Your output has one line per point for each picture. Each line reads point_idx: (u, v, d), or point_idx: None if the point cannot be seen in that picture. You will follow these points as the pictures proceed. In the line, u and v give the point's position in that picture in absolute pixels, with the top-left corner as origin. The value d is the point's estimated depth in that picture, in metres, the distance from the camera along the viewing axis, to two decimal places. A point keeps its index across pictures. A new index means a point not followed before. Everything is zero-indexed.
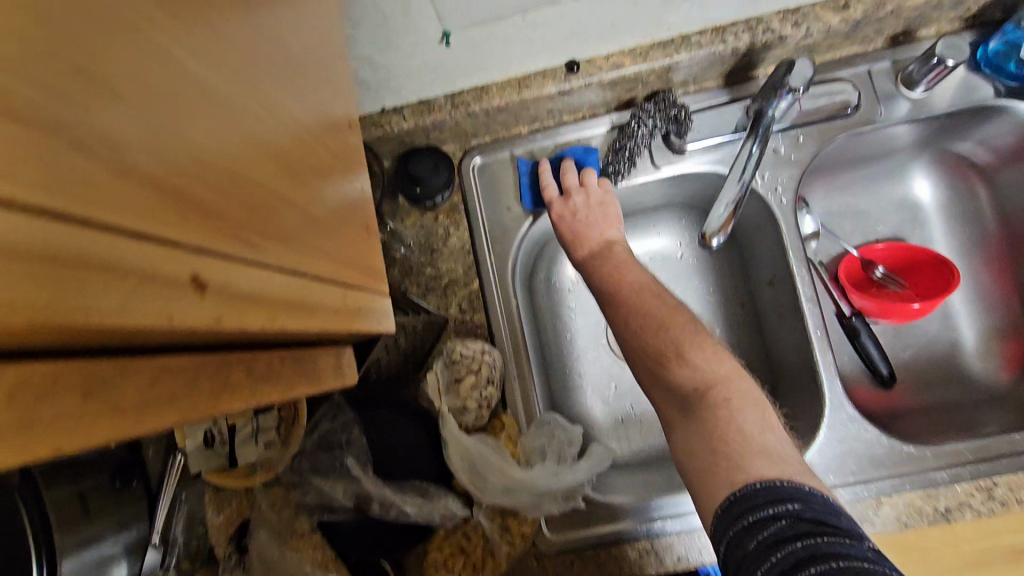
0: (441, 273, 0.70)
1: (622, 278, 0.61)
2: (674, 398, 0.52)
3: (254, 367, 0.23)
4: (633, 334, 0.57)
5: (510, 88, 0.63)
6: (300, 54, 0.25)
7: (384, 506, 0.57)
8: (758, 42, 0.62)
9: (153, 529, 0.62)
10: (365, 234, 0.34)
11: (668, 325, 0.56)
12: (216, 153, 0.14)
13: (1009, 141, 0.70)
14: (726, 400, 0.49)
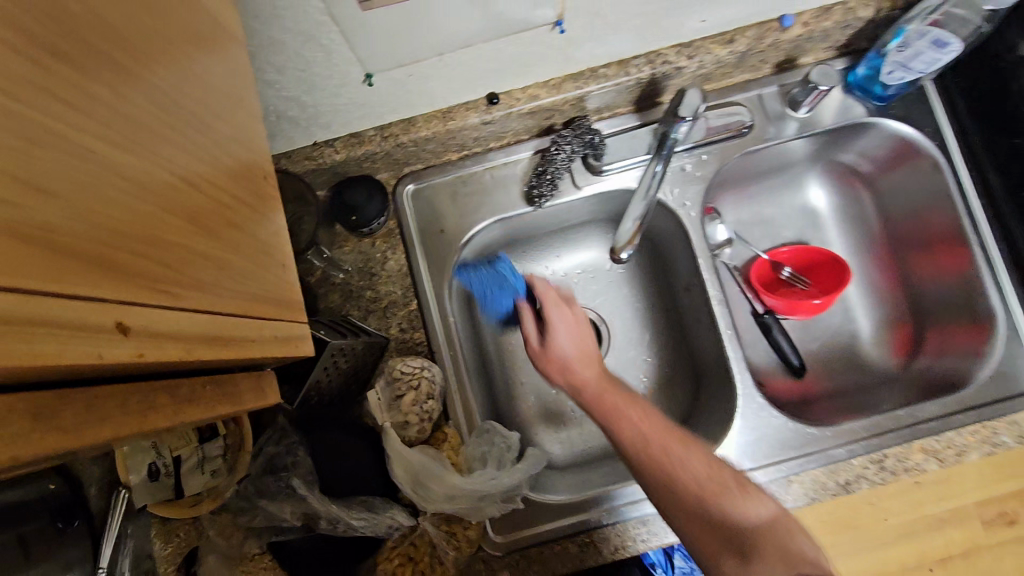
0: (380, 295, 0.73)
1: (637, 407, 0.61)
2: (714, 520, 0.53)
3: (179, 392, 0.27)
4: (680, 474, 0.55)
5: (436, 120, 0.67)
6: (193, 113, 0.29)
7: (331, 522, 0.60)
8: (658, 72, 0.68)
9: (99, 568, 0.60)
10: (278, 268, 0.37)
11: (700, 458, 0.57)
12: (75, 237, 0.18)
13: (883, 151, 0.80)
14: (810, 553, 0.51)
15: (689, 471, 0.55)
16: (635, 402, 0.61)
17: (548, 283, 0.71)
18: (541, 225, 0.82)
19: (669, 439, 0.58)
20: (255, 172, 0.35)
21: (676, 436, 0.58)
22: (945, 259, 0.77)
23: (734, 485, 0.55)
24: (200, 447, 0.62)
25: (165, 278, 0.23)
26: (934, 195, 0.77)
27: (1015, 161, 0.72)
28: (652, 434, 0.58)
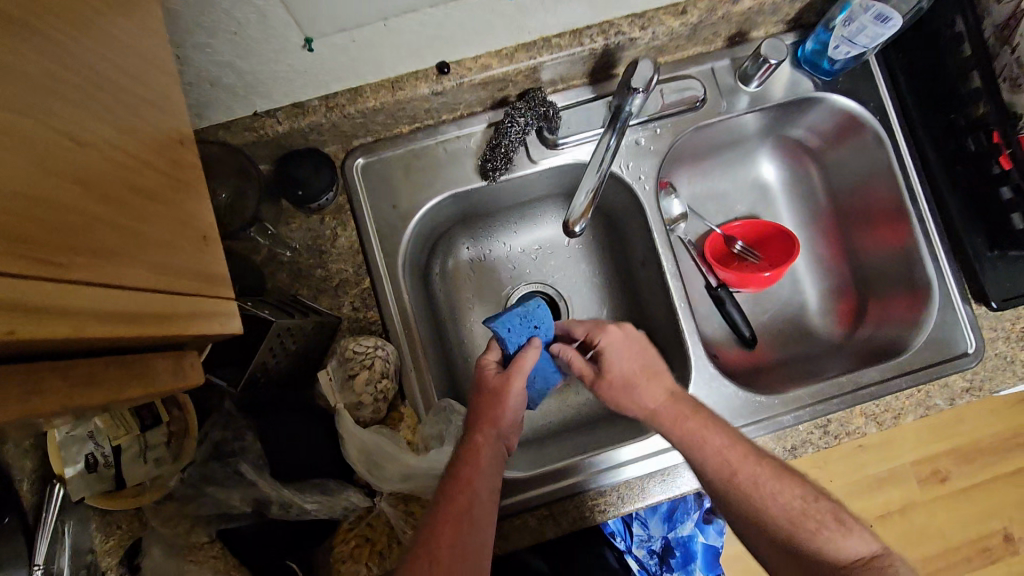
0: (331, 274, 0.71)
1: (732, 448, 0.60)
2: (777, 519, 0.58)
3: (73, 373, 0.26)
4: (766, 506, 0.59)
5: (384, 90, 0.65)
6: (94, 73, 0.26)
7: (283, 507, 0.59)
8: (612, 43, 0.67)
9: (33, 566, 0.56)
10: (197, 243, 0.35)
11: (795, 504, 0.59)
12: None
13: (830, 126, 0.81)
14: (885, 561, 0.57)
15: (777, 506, 0.59)
16: (733, 439, 0.61)
17: (614, 349, 0.65)
18: (497, 200, 0.81)
19: (773, 482, 0.59)
20: (166, 139, 0.33)
21: (796, 480, 0.60)
22: (886, 231, 0.80)
23: (832, 524, 0.58)
24: (142, 433, 0.58)
25: (55, 251, 0.22)
26: (876, 168, 0.79)
27: (950, 134, 0.74)
28: (756, 469, 0.60)
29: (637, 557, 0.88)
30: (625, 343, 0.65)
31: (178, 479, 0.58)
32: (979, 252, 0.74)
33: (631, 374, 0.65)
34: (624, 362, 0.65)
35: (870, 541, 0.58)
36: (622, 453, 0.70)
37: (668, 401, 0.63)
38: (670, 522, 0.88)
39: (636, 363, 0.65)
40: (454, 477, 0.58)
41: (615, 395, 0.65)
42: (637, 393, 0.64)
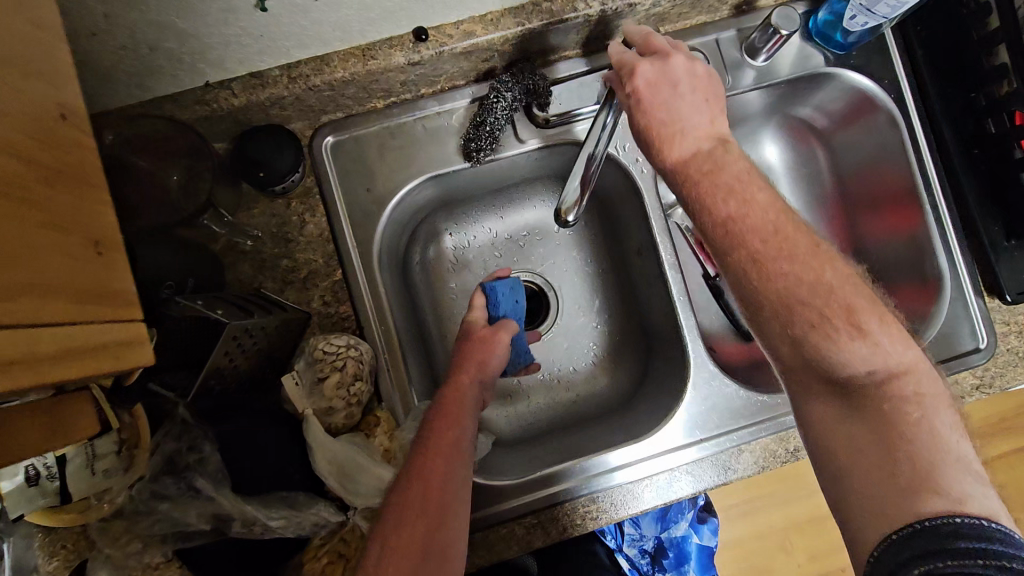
0: (299, 265, 0.64)
1: (738, 189, 0.51)
2: (790, 324, 0.48)
3: None
4: (767, 287, 0.49)
5: (353, 59, 0.57)
6: None
7: (246, 524, 0.53)
8: (609, 9, 0.61)
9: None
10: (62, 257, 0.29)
11: (805, 276, 0.48)
12: None
13: (840, 106, 0.75)
14: (911, 389, 0.45)
15: (778, 281, 0.48)
16: (735, 191, 0.51)
17: (676, 73, 0.54)
18: (482, 183, 0.74)
19: (773, 245, 0.49)
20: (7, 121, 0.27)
21: (823, 258, 0.49)
22: (894, 218, 0.75)
23: (843, 326, 0.47)
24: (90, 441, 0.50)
25: None
26: (887, 152, 0.73)
27: (970, 116, 0.69)
28: (769, 218, 0.50)
29: (628, 556, 0.86)
30: (667, 77, 0.54)
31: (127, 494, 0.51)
32: (994, 242, 0.69)
33: (669, 123, 0.54)
34: (683, 114, 0.54)
35: (902, 353, 0.46)
36: (614, 458, 0.66)
37: (691, 156, 0.53)
38: (663, 522, 0.85)
39: (696, 118, 0.54)
40: (438, 414, 0.59)
41: (642, 112, 0.54)
42: (683, 99, 0.53)
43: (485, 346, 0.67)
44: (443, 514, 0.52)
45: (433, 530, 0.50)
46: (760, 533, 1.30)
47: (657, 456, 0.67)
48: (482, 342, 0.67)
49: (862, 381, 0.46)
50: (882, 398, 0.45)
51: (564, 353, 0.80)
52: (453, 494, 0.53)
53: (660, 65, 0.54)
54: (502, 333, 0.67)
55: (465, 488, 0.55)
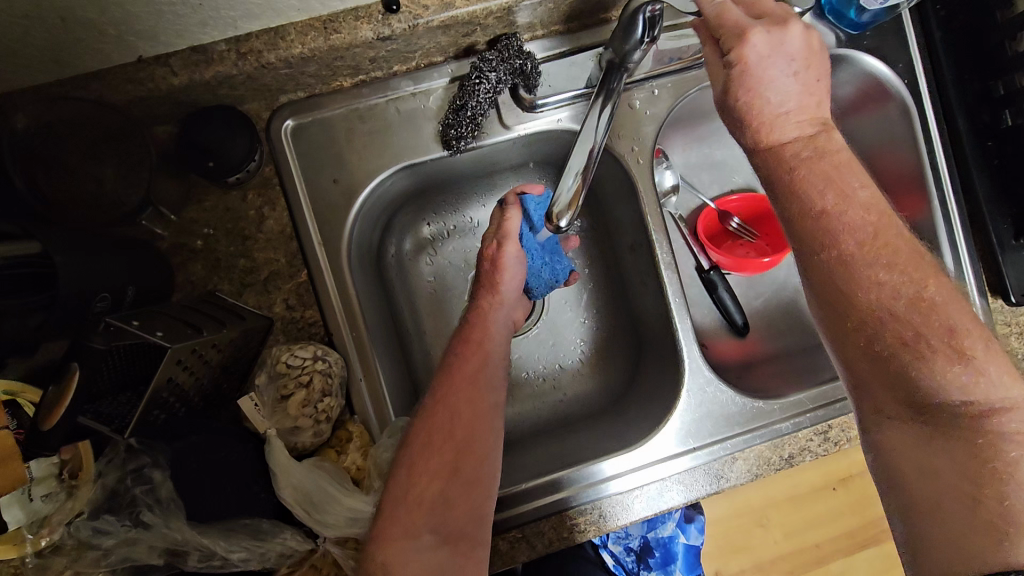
0: (258, 265, 0.58)
1: (839, 182, 0.47)
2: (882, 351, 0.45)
3: None
4: (858, 297, 0.45)
5: (314, 32, 0.50)
6: None
7: (206, 557, 0.48)
8: None
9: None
10: None
11: (906, 287, 0.44)
12: None
13: (848, 91, 0.70)
14: (1014, 426, 0.41)
15: (872, 292, 0.45)
16: (836, 183, 0.47)
17: (790, 46, 0.47)
18: (463, 171, 0.68)
19: (869, 250, 0.46)
20: None
21: (927, 269, 0.45)
22: (898, 209, 0.71)
23: (943, 347, 0.43)
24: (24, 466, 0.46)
25: None
26: (895, 143, 0.69)
27: (986, 105, 0.65)
28: (867, 220, 0.46)
29: (613, 553, 0.83)
30: (779, 49, 0.47)
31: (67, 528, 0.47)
32: (1002, 239, 0.66)
33: (775, 104, 0.48)
34: (790, 92, 0.48)
35: (1007, 390, 0.42)
36: (607, 467, 0.63)
37: (793, 141, 0.49)
38: (649, 522, 0.82)
39: (804, 95, 0.48)
40: (461, 344, 0.59)
41: (747, 85, 0.48)
42: (798, 77, 0.48)
43: (496, 269, 0.60)
44: (467, 445, 0.53)
45: (457, 457, 0.52)
46: (739, 516, 1.30)
47: (649, 463, 0.63)
48: (494, 262, 0.61)
49: (953, 411, 0.43)
50: (975, 433, 0.41)
51: (552, 350, 0.76)
52: (478, 425, 0.54)
53: (773, 35, 0.47)
54: (506, 246, 0.60)
55: (492, 418, 0.55)
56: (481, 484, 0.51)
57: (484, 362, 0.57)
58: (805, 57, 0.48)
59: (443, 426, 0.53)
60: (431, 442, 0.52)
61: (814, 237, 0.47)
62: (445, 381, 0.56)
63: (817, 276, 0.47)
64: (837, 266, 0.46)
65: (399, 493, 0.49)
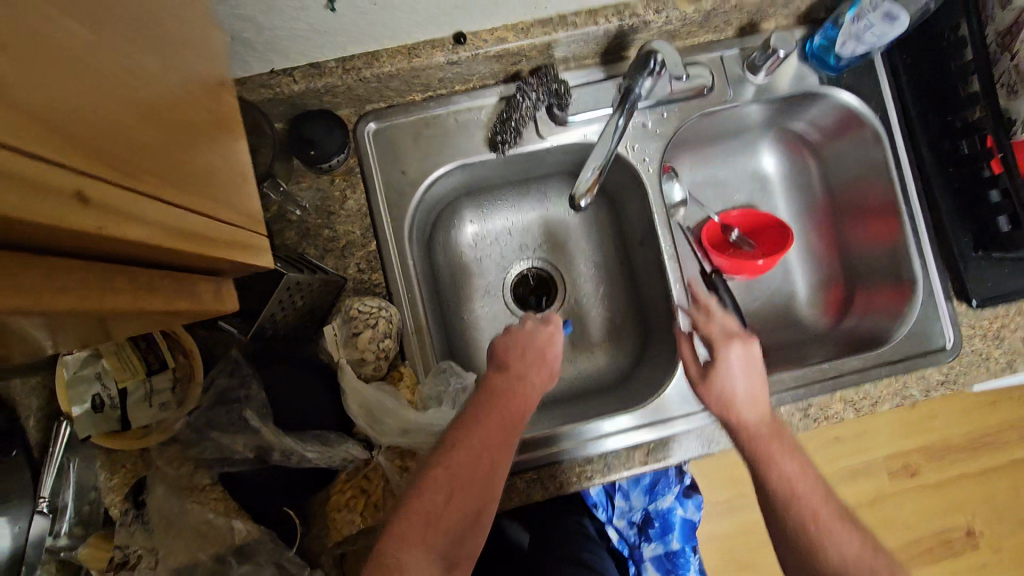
0: (338, 235, 0.73)
1: (798, 454, 0.62)
2: None
3: (136, 276, 0.26)
4: (827, 558, 0.57)
5: (400, 56, 0.66)
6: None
7: (285, 454, 0.61)
8: (626, 25, 0.69)
9: (39, 498, 0.64)
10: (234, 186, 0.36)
11: (866, 558, 0.57)
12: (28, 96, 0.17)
13: (829, 122, 0.84)
14: None
15: (834, 554, 0.58)
16: (795, 454, 0.62)
17: (732, 360, 0.67)
18: (504, 174, 0.83)
19: (823, 523, 0.59)
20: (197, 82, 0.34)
21: (835, 513, 0.59)
22: (879, 227, 0.82)
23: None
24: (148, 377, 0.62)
25: (126, 162, 0.23)
26: (872, 167, 0.81)
27: (946, 137, 0.76)
28: (813, 491, 0.60)
29: (616, 527, 0.94)
30: (747, 362, 0.67)
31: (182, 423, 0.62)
32: (964, 252, 0.77)
33: (735, 395, 0.65)
34: (740, 386, 0.65)
35: None
36: (606, 425, 0.73)
37: (755, 423, 0.63)
38: (652, 494, 0.92)
39: (755, 394, 0.65)
40: (481, 404, 0.62)
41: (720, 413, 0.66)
42: (743, 368, 0.66)
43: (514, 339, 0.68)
44: (505, 420, 0.62)
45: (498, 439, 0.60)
46: (747, 528, 1.35)
47: (644, 426, 0.74)
48: (548, 341, 0.71)
49: None
50: None
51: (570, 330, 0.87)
52: (500, 465, 0.59)
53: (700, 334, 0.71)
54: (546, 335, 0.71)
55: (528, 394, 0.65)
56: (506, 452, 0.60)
57: (504, 427, 0.61)
58: (741, 357, 0.67)
59: (451, 480, 0.56)
60: (444, 492, 0.56)
61: (766, 460, 0.62)
62: (464, 424, 0.60)
63: (789, 529, 0.60)
64: (802, 534, 0.59)
65: (410, 529, 0.54)
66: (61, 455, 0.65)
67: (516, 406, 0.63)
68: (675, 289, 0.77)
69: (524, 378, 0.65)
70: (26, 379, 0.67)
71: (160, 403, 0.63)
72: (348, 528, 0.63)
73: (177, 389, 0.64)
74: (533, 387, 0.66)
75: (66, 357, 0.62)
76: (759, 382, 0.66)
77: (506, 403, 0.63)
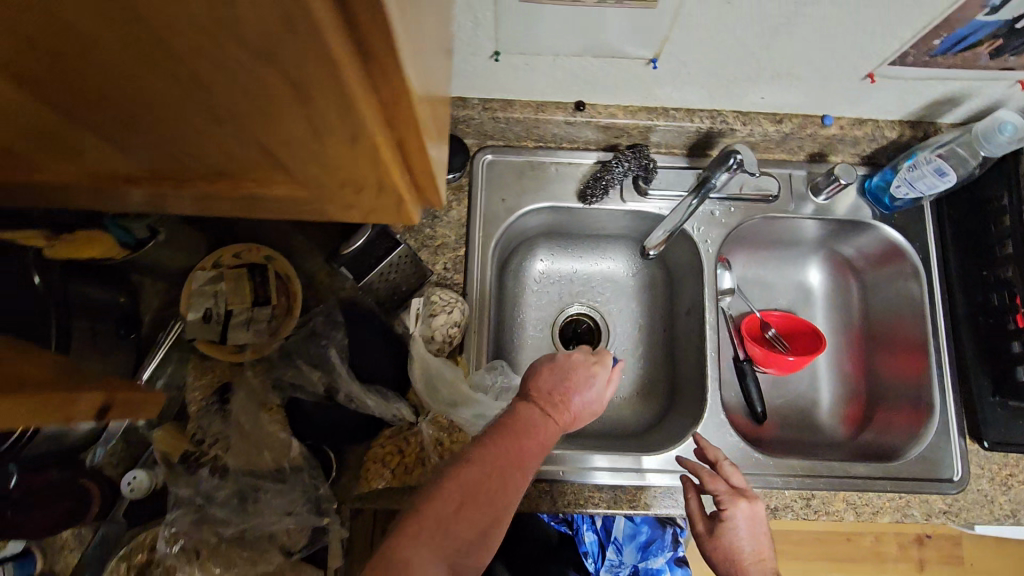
0: (437, 235, 0.85)
1: None
2: None
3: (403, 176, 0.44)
4: None
5: (529, 108, 0.82)
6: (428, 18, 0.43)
7: (349, 397, 0.72)
8: (716, 128, 0.83)
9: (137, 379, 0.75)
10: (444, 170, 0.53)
11: None
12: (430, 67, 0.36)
13: (874, 251, 0.95)
14: None
15: None
16: None
17: (739, 520, 0.68)
18: (582, 226, 0.96)
19: None
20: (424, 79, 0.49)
21: None
22: (908, 358, 0.90)
23: None
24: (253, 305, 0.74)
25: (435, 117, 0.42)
26: (908, 300, 0.91)
27: (981, 288, 0.84)
28: None
29: None
30: (753, 522, 0.68)
31: (272, 349, 0.74)
32: (982, 393, 0.83)
33: (736, 550, 0.67)
34: (747, 543, 0.67)
35: None
36: (598, 460, 0.80)
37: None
38: (644, 553, 0.97)
39: (756, 548, 0.67)
40: (498, 433, 0.64)
41: (723, 551, 0.68)
42: (748, 530, 0.68)
43: (553, 376, 0.71)
44: (520, 461, 0.63)
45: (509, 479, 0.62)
46: None
47: (653, 470, 0.81)
48: (588, 374, 0.73)
49: None
50: None
51: None
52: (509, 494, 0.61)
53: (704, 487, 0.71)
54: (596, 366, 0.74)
55: (549, 437, 0.67)
56: (516, 486, 0.62)
57: (510, 467, 0.62)
58: (748, 512, 0.68)
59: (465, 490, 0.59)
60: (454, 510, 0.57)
61: None
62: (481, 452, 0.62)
63: None
64: None
65: (405, 538, 0.56)
66: (167, 347, 0.77)
67: (529, 445, 0.64)
68: (710, 359, 0.86)
69: (545, 420, 0.67)
70: (156, 281, 0.80)
71: (256, 330, 0.74)
72: (378, 480, 0.69)
73: (272, 321, 0.75)
74: (549, 439, 0.67)
75: (197, 271, 0.75)
76: (764, 543, 0.68)
77: (519, 440, 0.64)
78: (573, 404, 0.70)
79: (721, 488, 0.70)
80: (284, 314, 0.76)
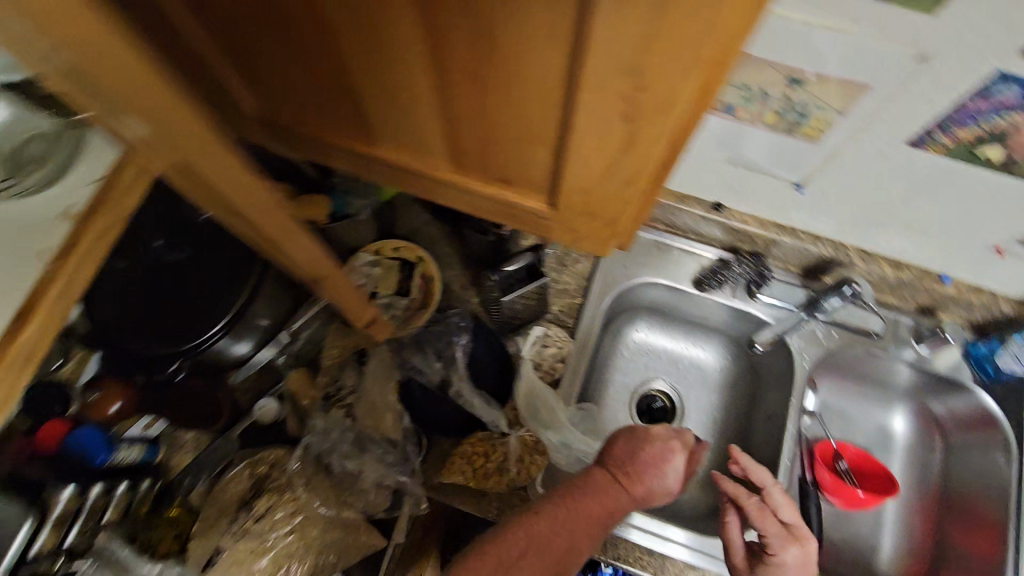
0: (561, 281, 0.96)
1: None
2: None
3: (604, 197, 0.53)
4: None
5: (671, 197, 0.93)
6: None
7: (457, 393, 0.81)
8: (836, 257, 0.91)
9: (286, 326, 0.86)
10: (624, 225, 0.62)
11: None
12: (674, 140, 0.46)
13: (966, 415, 0.95)
14: None
15: None
16: None
17: (787, 566, 0.72)
18: (686, 311, 1.04)
19: None
20: None
21: None
22: (983, 531, 0.89)
23: None
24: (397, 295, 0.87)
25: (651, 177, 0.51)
26: (993, 472, 0.91)
27: None
28: None
29: None
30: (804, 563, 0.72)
31: (400, 334, 0.87)
32: None
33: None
34: None
35: None
36: (635, 516, 0.83)
37: None
38: None
39: None
40: (565, 497, 0.70)
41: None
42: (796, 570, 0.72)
43: (630, 451, 0.76)
44: (588, 525, 0.68)
45: (574, 541, 0.66)
46: None
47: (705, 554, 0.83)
48: (664, 453, 0.76)
49: None
50: None
51: None
52: (572, 557, 0.66)
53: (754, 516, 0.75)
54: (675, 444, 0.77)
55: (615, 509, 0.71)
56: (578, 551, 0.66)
57: (577, 531, 0.67)
58: (799, 553, 0.72)
59: (529, 539, 0.65)
60: (519, 555, 0.63)
61: None
62: (547, 511, 0.68)
63: None
64: None
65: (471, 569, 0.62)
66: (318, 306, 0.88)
67: (596, 510, 0.70)
68: (785, 466, 0.89)
69: (614, 489, 0.72)
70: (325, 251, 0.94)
71: (393, 313, 0.88)
72: (458, 472, 0.76)
73: (407, 311, 0.88)
74: (616, 511, 0.71)
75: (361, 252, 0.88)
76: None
77: (586, 503, 0.70)
78: (647, 479, 0.74)
79: (771, 529, 0.73)
80: (418, 309, 0.88)
